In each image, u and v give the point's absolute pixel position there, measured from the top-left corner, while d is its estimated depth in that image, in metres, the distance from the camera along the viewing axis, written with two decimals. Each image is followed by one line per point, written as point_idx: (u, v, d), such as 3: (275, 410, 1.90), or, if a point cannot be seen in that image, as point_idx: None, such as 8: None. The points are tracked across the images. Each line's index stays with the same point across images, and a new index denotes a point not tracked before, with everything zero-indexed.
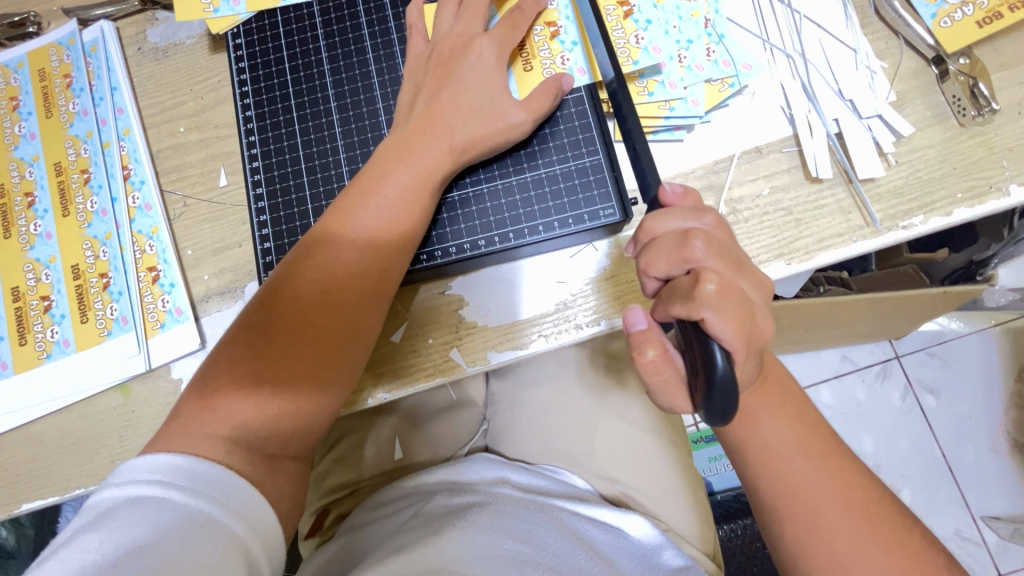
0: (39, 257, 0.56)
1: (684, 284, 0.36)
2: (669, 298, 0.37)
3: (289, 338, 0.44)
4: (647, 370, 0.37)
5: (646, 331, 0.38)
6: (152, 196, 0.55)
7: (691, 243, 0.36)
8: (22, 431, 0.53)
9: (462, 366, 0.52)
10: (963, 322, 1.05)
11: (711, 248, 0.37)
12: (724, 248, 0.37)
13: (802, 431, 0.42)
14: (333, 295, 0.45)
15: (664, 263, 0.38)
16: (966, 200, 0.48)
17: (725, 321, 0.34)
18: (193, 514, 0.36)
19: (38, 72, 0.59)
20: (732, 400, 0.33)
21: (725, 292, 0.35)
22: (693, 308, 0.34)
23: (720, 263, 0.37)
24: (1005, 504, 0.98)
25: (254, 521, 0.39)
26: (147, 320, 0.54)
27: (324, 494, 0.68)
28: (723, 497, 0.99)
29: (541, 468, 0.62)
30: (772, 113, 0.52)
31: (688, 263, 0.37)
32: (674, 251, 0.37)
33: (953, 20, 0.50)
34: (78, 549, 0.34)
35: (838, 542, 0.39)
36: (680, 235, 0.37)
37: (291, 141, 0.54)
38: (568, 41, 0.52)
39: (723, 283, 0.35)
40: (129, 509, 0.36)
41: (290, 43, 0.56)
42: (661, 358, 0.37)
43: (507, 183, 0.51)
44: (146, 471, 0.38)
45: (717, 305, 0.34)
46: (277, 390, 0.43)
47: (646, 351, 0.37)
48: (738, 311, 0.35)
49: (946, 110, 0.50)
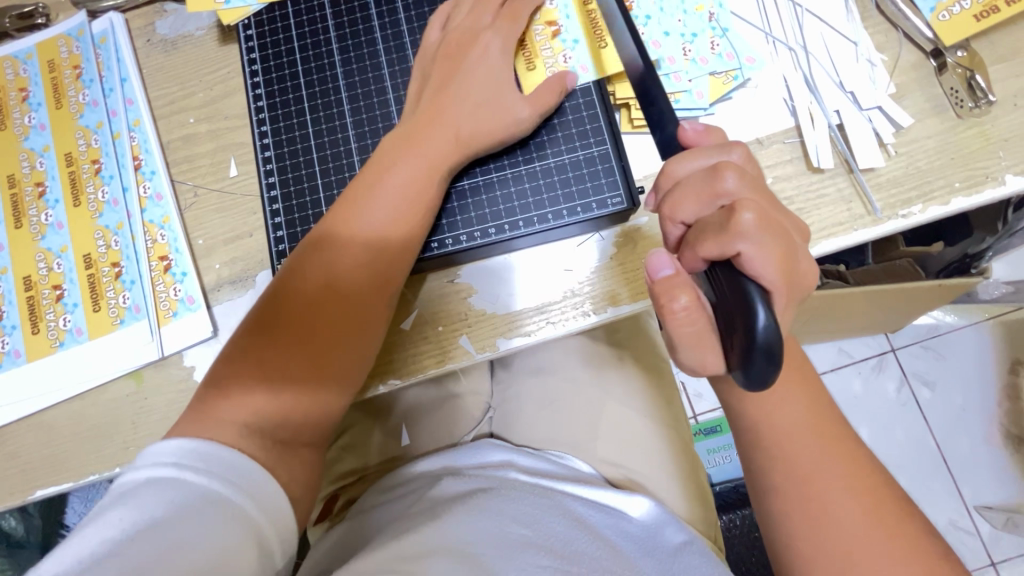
0: (50, 246, 0.56)
1: (715, 220, 0.35)
2: (699, 237, 0.35)
3: (297, 335, 0.45)
4: (678, 318, 0.35)
5: (674, 276, 0.36)
6: (163, 186, 0.56)
7: (722, 176, 0.36)
8: (34, 419, 0.53)
9: (472, 352, 0.52)
10: (957, 315, 1.06)
11: (744, 181, 0.36)
12: (757, 182, 0.37)
13: (803, 407, 0.44)
14: (341, 291, 0.46)
15: (694, 204, 0.37)
16: (964, 189, 0.50)
17: (764, 254, 0.33)
18: (211, 499, 0.37)
19: (47, 63, 0.60)
20: (772, 363, 0.31)
21: (763, 223, 0.34)
22: (728, 242, 0.34)
23: (754, 195, 0.36)
24: (997, 493, 1.00)
25: (265, 501, 0.40)
26: (159, 309, 0.54)
27: (332, 481, 0.69)
28: (722, 488, 1.01)
29: (546, 452, 0.63)
30: (775, 105, 0.53)
31: (720, 198, 0.36)
32: (704, 187, 0.37)
33: (952, 13, 0.52)
34: (99, 526, 0.35)
35: (825, 496, 0.41)
36: (710, 170, 0.37)
37: (303, 130, 0.54)
38: (642, 15, 0.53)
39: (761, 214, 0.34)
40: (147, 490, 0.37)
41: (301, 34, 0.56)
42: (695, 305, 0.35)
43: (517, 173, 0.52)
44: (164, 453, 0.39)
45: (755, 235, 0.33)
46: (291, 386, 0.44)
47: (678, 297, 0.35)
48: (778, 246, 0.34)
49: (944, 102, 0.51)
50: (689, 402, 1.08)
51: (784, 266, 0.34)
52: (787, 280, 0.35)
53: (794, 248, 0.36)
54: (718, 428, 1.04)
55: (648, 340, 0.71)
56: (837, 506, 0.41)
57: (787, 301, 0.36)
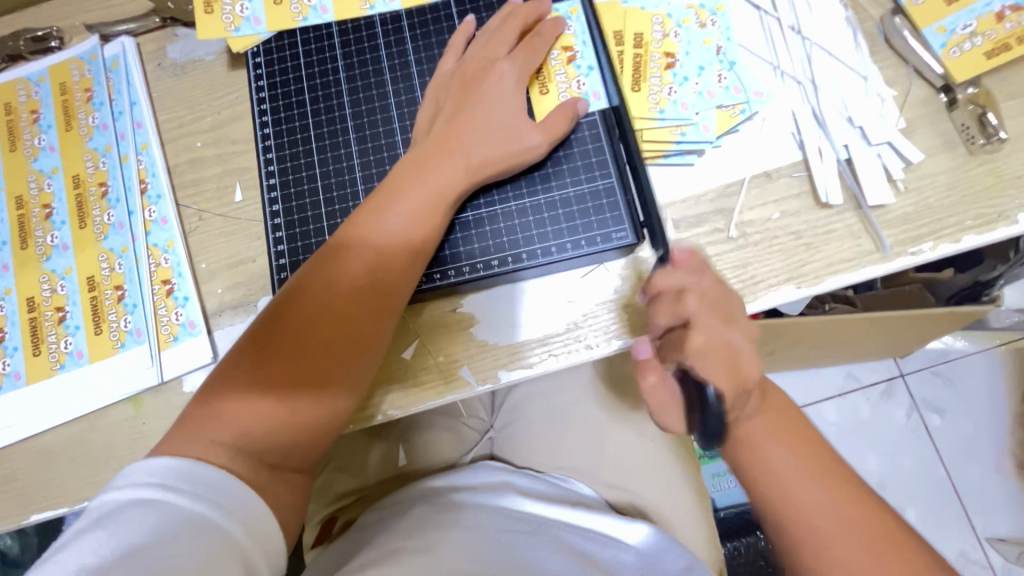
0: (54, 268, 0.56)
1: (676, 337, 0.43)
2: (663, 342, 0.44)
3: (305, 339, 0.45)
4: (647, 392, 0.43)
5: (647, 360, 0.44)
6: (168, 210, 0.56)
7: (684, 301, 0.42)
8: (31, 441, 0.53)
9: (472, 384, 0.52)
10: (968, 341, 1.05)
11: (704, 304, 0.42)
12: (717, 303, 0.43)
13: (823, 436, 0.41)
14: (351, 299, 0.46)
15: (664, 315, 0.43)
16: (975, 228, 0.49)
17: (710, 371, 0.41)
18: (190, 519, 0.36)
19: (59, 85, 0.60)
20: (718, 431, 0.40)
21: (709, 346, 0.41)
22: (681, 356, 0.42)
23: (713, 316, 0.42)
24: (1010, 526, 0.98)
25: (252, 522, 0.39)
26: (161, 333, 0.54)
27: (329, 503, 0.69)
28: (727, 514, 0.98)
29: (547, 475, 0.62)
30: (781, 138, 0.53)
31: (683, 316, 0.42)
32: (671, 306, 0.43)
33: (963, 50, 0.51)
34: (78, 551, 0.35)
35: (827, 536, 0.39)
36: (676, 292, 0.43)
37: (308, 158, 0.54)
38: (681, 74, 0.53)
39: (710, 340, 0.41)
40: (130, 510, 0.36)
41: (309, 62, 0.57)
42: (659, 383, 0.43)
43: (521, 205, 0.52)
44: (149, 473, 0.39)
45: (696, 356, 0.41)
46: (298, 388, 0.44)
47: (647, 377, 0.43)
48: (724, 362, 0.41)
49: (955, 138, 0.51)
50: None
51: (733, 378, 0.41)
52: (737, 383, 0.42)
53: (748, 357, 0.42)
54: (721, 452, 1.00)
55: None
56: (833, 539, 0.39)
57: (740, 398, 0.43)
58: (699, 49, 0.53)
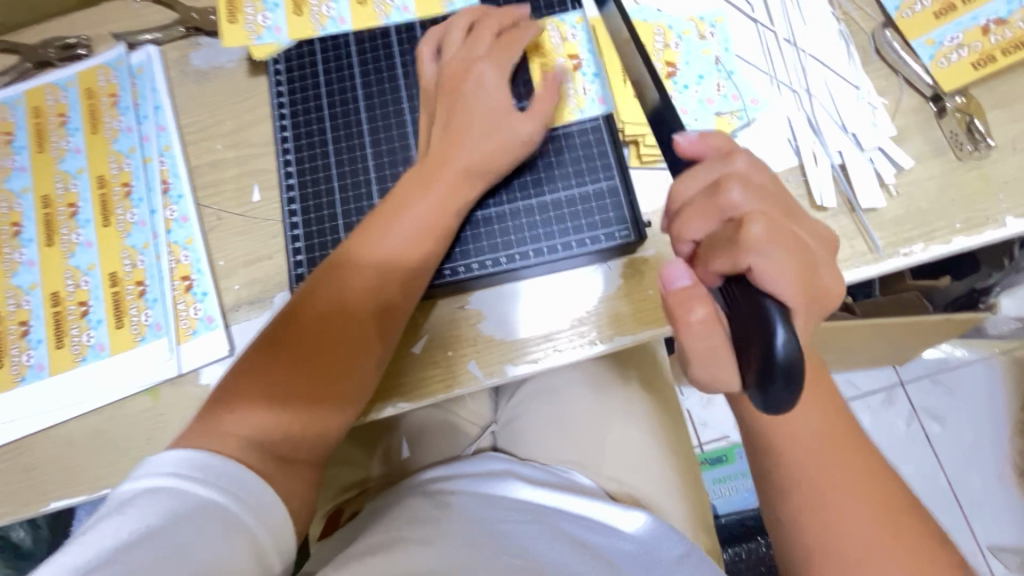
0: (79, 264, 0.58)
1: (725, 234, 0.37)
2: (711, 252, 0.37)
3: (314, 345, 0.47)
4: (695, 330, 0.37)
5: (690, 287, 0.37)
6: (189, 210, 0.59)
7: (727, 191, 0.38)
8: (52, 431, 0.55)
9: (479, 377, 0.53)
10: (968, 349, 1.06)
11: (749, 193, 0.38)
12: (764, 191, 0.39)
13: (821, 427, 0.43)
14: (358, 308, 0.48)
15: (703, 220, 0.39)
16: (965, 230, 0.51)
17: (775, 268, 0.34)
18: (204, 507, 0.38)
19: (87, 90, 0.63)
20: (790, 386, 0.32)
21: (772, 235, 0.36)
22: (738, 256, 0.35)
23: (762, 206, 0.38)
24: (1010, 534, 0.98)
25: (262, 510, 0.41)
26: (180, 327, 0.56)
27: (336, 495, 0.70)
28: (727, 520, 0.99)
29: (552, 466, 0.63)
30: (779, 144, 0.55)
31: (727, 212, 0.38)
32: (710, 204, 0.38)
33: (951, 60, 0.54)
34: (96, 535, 0.36)
35: (834, 520, 0.40)
36: (714, 187, 0.39)
37: (325, 160, 0.57)
38: (682, 82, 0.55)
39: (770, 230, 0.36)
40: (145, 498, 0.38)
41: (327, 69, 0.59)
42: (711, 316, 0.37)
43: (528, 205, 0.54)
44: (162, 464, 0.40)
45: (762, 246, 0.35)
46: (306, 392, 0.46)
47: (694, 309, 0.37)
48: (791, 257, 0.36)
49: (944, 144, 0.53)
50: (695, 431, 1.07)
51: (799, 278, 0.35)
52: (803, 291, 0.36)
53: (809, 256, 0.38)
54: (724, 458, 1.02)
55: (652, 362, 0.71)
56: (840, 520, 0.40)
57: (805, 312, 0.37)
58: (698, 59, 0.56)
